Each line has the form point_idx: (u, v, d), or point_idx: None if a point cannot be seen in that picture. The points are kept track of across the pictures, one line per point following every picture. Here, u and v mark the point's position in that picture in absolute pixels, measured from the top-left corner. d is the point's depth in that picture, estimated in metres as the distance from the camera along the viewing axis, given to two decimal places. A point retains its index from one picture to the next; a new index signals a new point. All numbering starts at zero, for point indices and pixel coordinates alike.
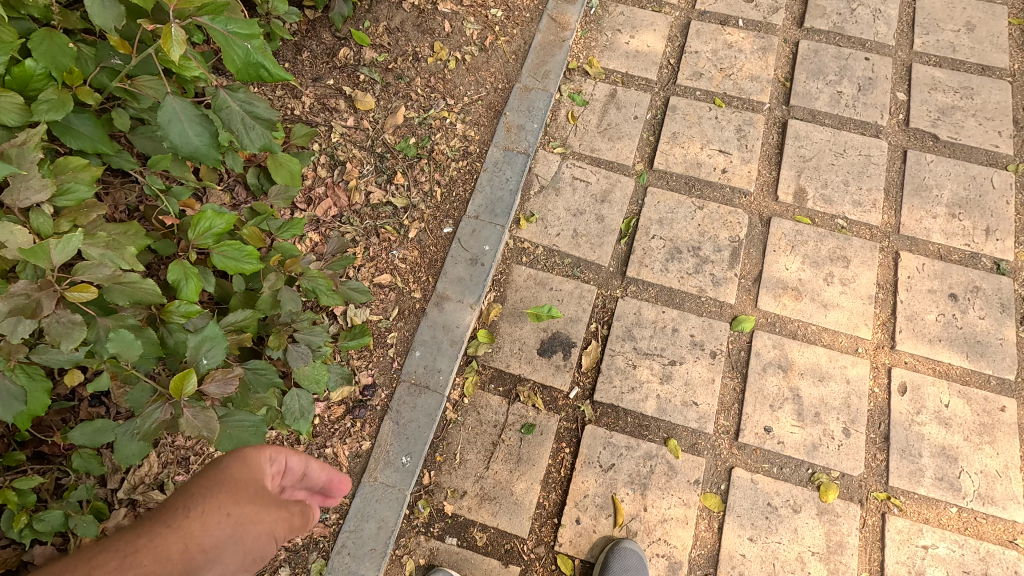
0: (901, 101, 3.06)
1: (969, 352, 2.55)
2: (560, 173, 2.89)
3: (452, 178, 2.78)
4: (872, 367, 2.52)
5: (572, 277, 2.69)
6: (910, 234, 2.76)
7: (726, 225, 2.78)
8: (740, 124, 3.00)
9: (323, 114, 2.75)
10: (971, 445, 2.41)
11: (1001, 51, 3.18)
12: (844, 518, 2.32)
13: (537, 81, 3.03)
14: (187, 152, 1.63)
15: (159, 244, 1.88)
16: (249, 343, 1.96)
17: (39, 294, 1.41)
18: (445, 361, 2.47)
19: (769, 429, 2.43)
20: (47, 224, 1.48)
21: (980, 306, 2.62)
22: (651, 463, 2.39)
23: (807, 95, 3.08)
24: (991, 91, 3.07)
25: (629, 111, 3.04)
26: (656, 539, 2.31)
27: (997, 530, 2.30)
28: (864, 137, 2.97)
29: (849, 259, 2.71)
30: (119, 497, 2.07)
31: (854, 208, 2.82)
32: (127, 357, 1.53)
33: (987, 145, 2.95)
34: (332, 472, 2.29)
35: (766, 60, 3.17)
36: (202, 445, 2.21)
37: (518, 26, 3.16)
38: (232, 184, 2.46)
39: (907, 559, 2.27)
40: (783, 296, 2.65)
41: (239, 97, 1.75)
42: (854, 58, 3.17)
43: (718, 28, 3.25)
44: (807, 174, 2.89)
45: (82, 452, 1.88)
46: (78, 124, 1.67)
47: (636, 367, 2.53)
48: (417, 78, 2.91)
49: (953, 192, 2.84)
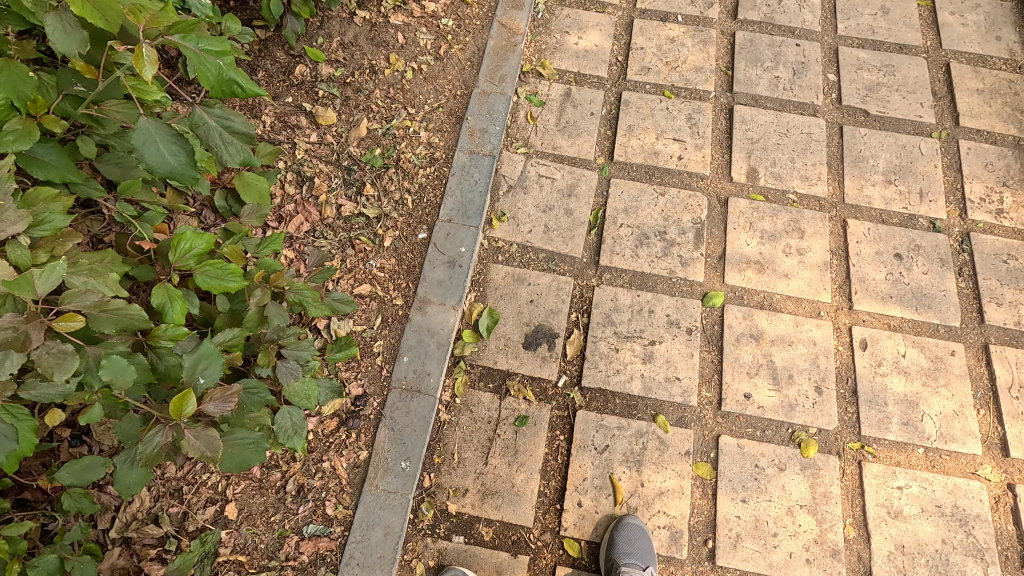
0: (832, 81, 3.30)
1: (918, 305, 2.76)
2: (526, 172, 2.98)
3: (421, 185, 2.82)
4: (835, 328, 2.70)
5: (549, 271, 2.77)
6: (854, 203, 2.97)
7: (687, 209, 2.92)
8: (690, 113, 3.17)
9: (286, 132, 2.75)
10: (929, 389, 2.61)
11: (915, 30, 3.47)
12: (825, 470, 2.47)
13: (494, 85, 3.11)
14: (164, 172, 1.60)
15: (138, 269, 1.85)
16: (237, 362, 1.95)
17: (26, 326, 1.36)
18: (434, 363, 2.50)
19: (749, 395, 2.57)
20: (26, 256, 1.43)
21: (923, 263, 2.84)
22: (642, 440, 2.49)
23: (747, 82, 3.27)
24: (910, 67, 3.35)
25: (585, 108, 3.16)
26: (656, 512, 2.39)
27: (960, 464, 2.50)
28: (803, 117, 3.19)
29: (803, 231, 2.89)
30: (112, 536, 2.01)
31: (802, 182, 3.01)
32: (121, 384, 1.50)
33: (913, 116, 3.21)
34: (332, 485, 2.28)
35: (707, 52, 3.36)
36: (194, 473, 2.16)
37: (470, 33, 3.23)
38: (200, 208, 2.42)
39: (885, 501, 2.43)
40: (747, 270, 2.80)
41: (215, 112, 1.75)
42: (786, 44, 3.39)
43: (659, 25, 3.42)
44: (756, 155, 3.07)
45: (72, 491, 1.77)
46: (43, 154, 1.63)
47: (619, 350, 2.63)
48: (376, 90, 2.94)
49: (887, 161, 3.08)
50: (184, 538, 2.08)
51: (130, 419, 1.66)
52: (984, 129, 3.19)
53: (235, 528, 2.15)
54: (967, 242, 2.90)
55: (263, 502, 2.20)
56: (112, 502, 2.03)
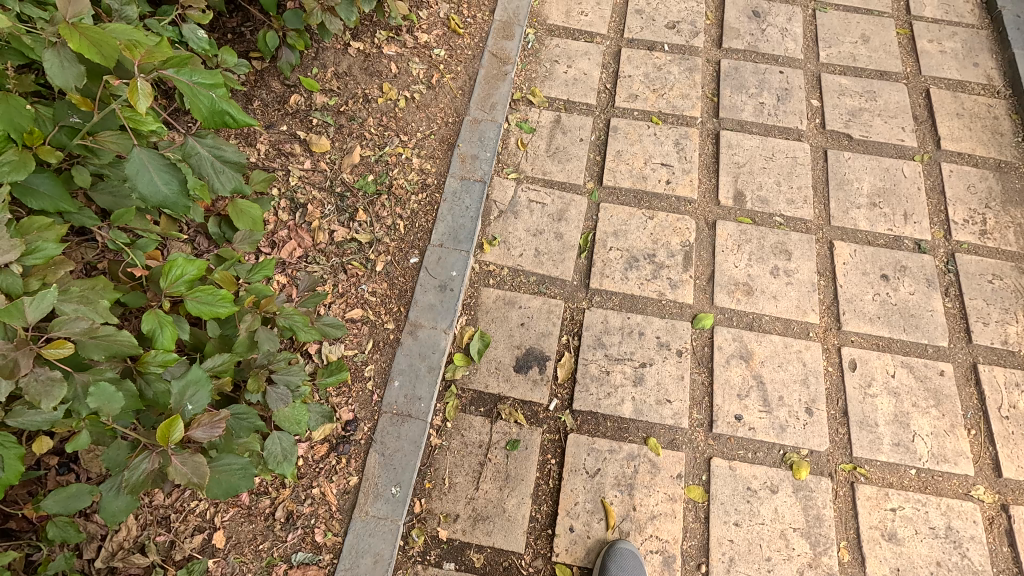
0: (816, 107, 3.38)
1: (906, 325, 2.78)
2: (516, 197, 3.03)
3: (413, 211, 2.86)
4: (824, 349, 2.72)
5: (539, 294, 2.80)
6: (840, 225, 3.02)
7: (676, 232, 2.96)
8: (677, 138, 3.24)
9: (280, 159, 2.79)
10: (919, 410, 2.62)
11: (895, 58, 3.58)
12: (818, 492, 2.46)
13: (485, 112, 3.17)
14: (156, 201, 1.63)
15: (129, 295, 1.86)
16: (227, 388, 1.95)
17: (16, 353, 1.37)
18: (425, 388, 2.50)
19: (739, 417, 2.57)
20: (18, 283, 1.45)
21: (910, 283, 2.88)
22: (634, 463, 2.48)
23: (733, 108, 3.35)
24: (891, 93, 3.44)
25: (574, 134, 3.23)
26: (648, 536, 2.37)
27: (953, 485, 2.49)
28: (788, 141, 3.26)
29: (790, 252, 2.93)
30: (98, 566, 1.95)
31: (788, 206, 3.06)
32: (108, 411, 1.50)
33: (895, 140, 3.29)
34: (321, 512, 2.26)
35: (693, 79, 3.44)
36: (182, 501, 2.15)
37: (461, 63, 3.31)
38: (193, 235, 2.45)
39: (879, 523, 2.41)
40: (736, 292, 2.83)
41: (208, 142, 1.80)
42: (770, 72, 3.49)
43: (646, 54, 3.52)
44: (743, 179, 3.13)
45: (56, 520, 1.75)
46: (38, 184, 1.66)
47: (610, 372, 2.64)
48: (369, 118, 3.00)
49: (871, 184, 3.14)
50: (170, 567, 2.05)
51: (117, 445, 1.66)
52: (964, 152, 3.26)
53: (222, 557, 2.12)
54: (952, 263, 2.94)
55: (251, 529, 2.18)
56: (99, 531, 1.99)
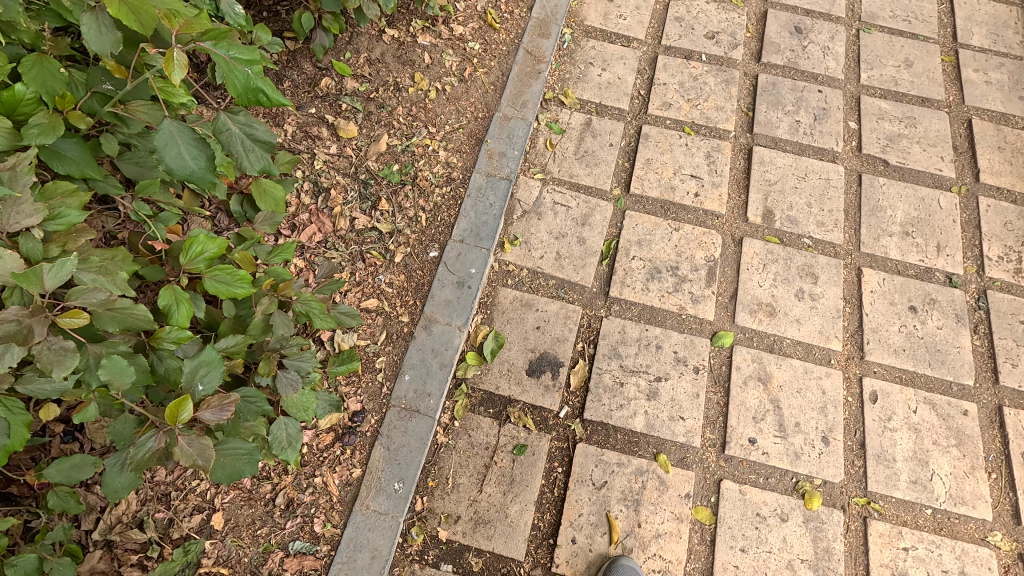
0: (853, 129, 3.30)
1: (931, 360, 2.71)
2: (541, 198, 2.98)
3: (436, 204, 2.82)
4: (845, 378, 2.65)
5: (558, 298, 2.75)
6: (870, 252, 2.95)
7: (701, 245, 2.90)
8: (709, 151, 3.17)
9: (306, 142, 2.77)
10: (939, 448, 2.54)
11: (938, 84, 3.49)
12: (829, 524, 2.39)
13: (515, 109, 3.13)
14: (182, 175, 1.59)
15: (147, 269, 1.82)
16: (238, 370, 1.92)
17: (31, 320, 1.34)
18: (435, 384, 2.47)
19: (753, 440, 2.51)
20: (39, 249, 1.42)
21: (938, 317, 2.80)
22: (642, 478, 2.43)
23: (768, 124, 3.28)
24: (931, 120, 3.35)
25: (605, 138, 3.17)
26: (651, 555, 2.32)
27: (970, 529, 2.42)
28: (822, 162, 3.18)
29: (817, 275, 2.87)
30: (95, 538, 1.95)
31: (818, 228, 2.99)
32: (119, 385, 1.47)
33: (932, 169, 3.20)
34: (322, 502, 2.23)
35: (729, 91, 3.38)
36: (183, 479, 2.12)
37: (495, 58, 3.26)
38: (214, 212, 2.44)
39: (890, 561, 2.35)
40: (759, 312, 2.77)
41: (239, 119, 1.77)
42: (808, 90, 3.41)
43: (683, 62, 3.45)
44: (774, 197, 3.06)
45: (58, 489, 1.72)
46: (65, 149, 1.62)
47: (623, 384, 2.59)
48: (399, 107, 2.96)
49: (905, 212, 3.06)
50: (167, 546, 2.03)
51: (124, 419, 1.61)
52: (1004, 187, 3.17)
53: (219, 539, 2.09)
54: (983, 300, 2.85)
55: (251, 513, 2.15)
56: (98, 503, 1.97)
